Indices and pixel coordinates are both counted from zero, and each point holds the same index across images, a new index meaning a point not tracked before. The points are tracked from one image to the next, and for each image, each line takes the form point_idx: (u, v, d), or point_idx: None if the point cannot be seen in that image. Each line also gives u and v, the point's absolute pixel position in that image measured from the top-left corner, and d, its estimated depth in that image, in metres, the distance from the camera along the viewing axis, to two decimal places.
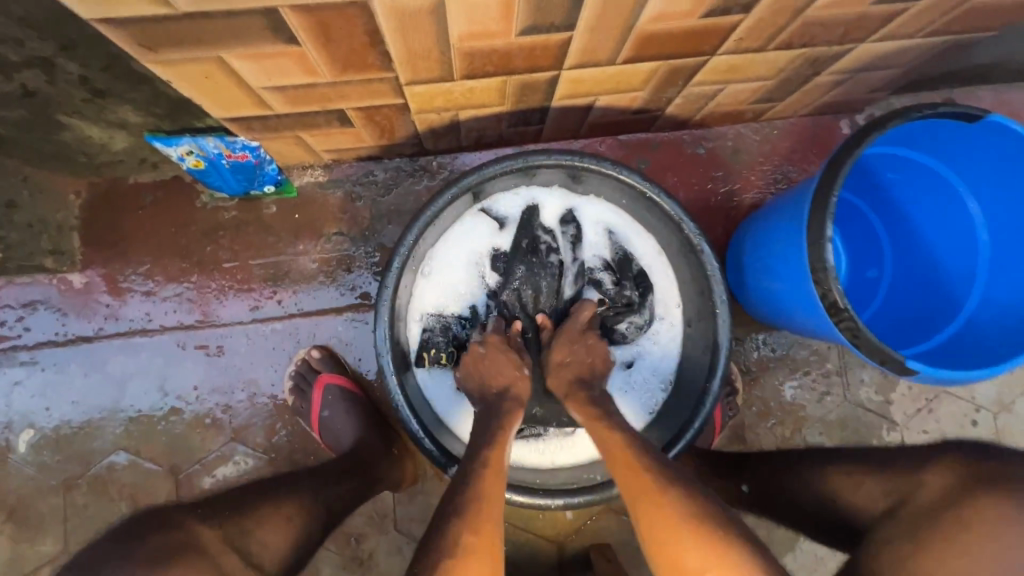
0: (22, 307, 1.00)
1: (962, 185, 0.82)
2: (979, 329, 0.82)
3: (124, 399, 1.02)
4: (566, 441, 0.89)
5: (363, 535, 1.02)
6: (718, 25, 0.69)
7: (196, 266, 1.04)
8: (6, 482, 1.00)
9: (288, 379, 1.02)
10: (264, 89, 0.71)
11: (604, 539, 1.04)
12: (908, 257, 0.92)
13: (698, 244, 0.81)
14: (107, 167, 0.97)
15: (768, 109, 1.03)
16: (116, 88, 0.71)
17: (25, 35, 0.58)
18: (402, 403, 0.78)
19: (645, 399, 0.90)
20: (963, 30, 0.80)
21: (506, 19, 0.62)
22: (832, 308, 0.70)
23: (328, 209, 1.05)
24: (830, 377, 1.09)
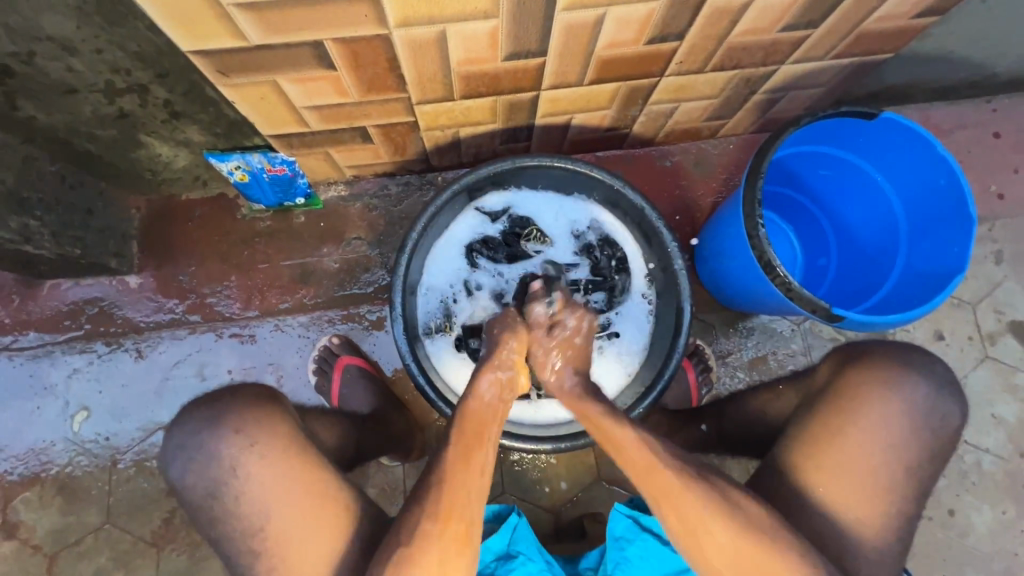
0: (85, 304, 1.16)
1: (878, 173, 0.96)
2: (902, 288, 0.97)
3: (168, 383, 1.16)
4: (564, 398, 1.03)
5: (375, 506, 1.13)
6: (660, 51, 0.89)
7: (234, 268, 1.20)
8: (60, 459, 1.12)
9: (312, 362, 1.15)
10: (305, 109, 0.91)
11: (595, 508, 1.14)
12: (846, 237, 1.07)
13: (658, 225, 0.97)
14: (166, 184, 1.15)
15: (721, 126, 1.21)
16: (190, 110, 0.90)
17: (134, 66, 0.78)
18: (414, 365, 0.92)
19: (623, 362, 1.05)
20: (864, 53, 0.98)
21: (493, 47, 0.81)
22: (768, 268, 0.85)
23: (349, 217, 1.23)
24: (796, 357, 1.22)
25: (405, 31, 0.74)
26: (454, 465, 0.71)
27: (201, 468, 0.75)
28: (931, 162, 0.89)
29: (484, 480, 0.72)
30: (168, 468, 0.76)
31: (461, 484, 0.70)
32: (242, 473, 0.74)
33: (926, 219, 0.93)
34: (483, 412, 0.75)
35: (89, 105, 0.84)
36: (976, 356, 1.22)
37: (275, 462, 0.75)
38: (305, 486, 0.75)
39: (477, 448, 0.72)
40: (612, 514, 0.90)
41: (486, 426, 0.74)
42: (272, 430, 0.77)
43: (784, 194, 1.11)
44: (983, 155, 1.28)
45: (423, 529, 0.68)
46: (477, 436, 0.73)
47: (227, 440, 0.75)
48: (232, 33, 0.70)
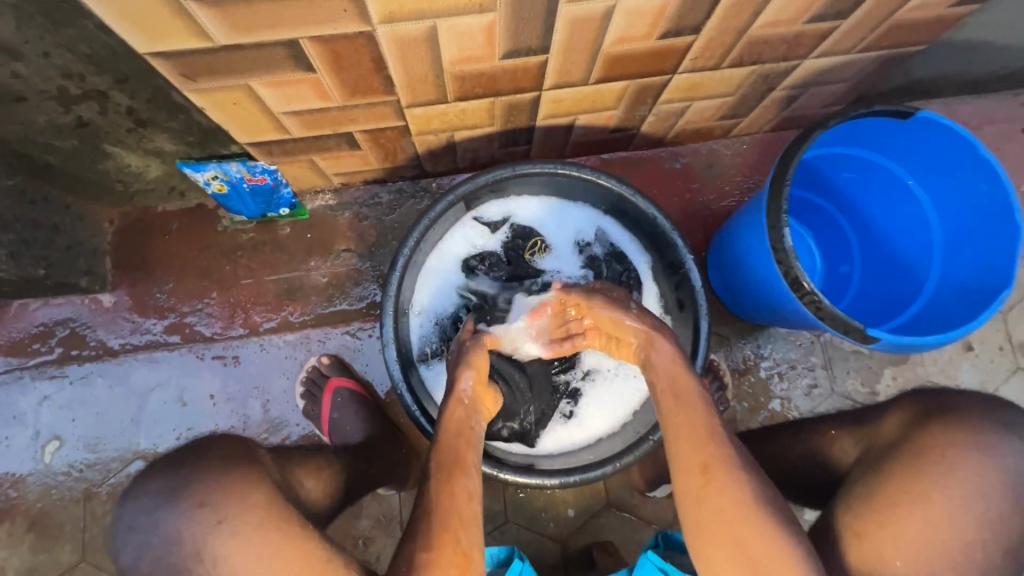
0: (55, 325, 1.08)
1: (910, 176, 0.89)
2: (937, 301, 0.89)
3: (146, 410, 1.08)
4: (577, 422, 0.95)
5: (370, 538, 1.05)
6: (674, 46, 0.80)
7: (216, 284, 1.12)
8: (30, 493, 1.05)
9: (300, 385, 1.08)
10: (284, 114, 0.82)
11: (605, 537, 1.07)
12: (873, 245, 0.99)
13: (671, 236, 0.90)
14: (139, 196, 1.07)
15: (735, 124, 1.13)
16: (157, 117, 0.82)
17: (88, 71, 0.69)
18: (407, 394, 0.86)
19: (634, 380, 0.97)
20: (894, 45, 0.90)
21: (489, 45, 0.73)
22: (796, 285, 0.78)
23: (337, 228, 1.14)
24: (816, 371, 1.14)
25: (390, 27, 0.66)
26: (440, 487, 0.69)
27: (161, 551, 0.64)
28: (971, 165, 0.81)
29: (475, 502, 0.69)
30: (119, 552, 0.65)
31: (452, 512, 0.67)
32: (208, 556, 0.63)
33: (963, 227, 0.85)
34: (456, 441, 0.73)
35: (43, 114, 0.76)
36: (1007, 367, 1.15)
37: (245, 541, 0.64)
38: (287, 566, 0.64)
39: (461, 475, 0.70)
40: (641, 563, 0.81)
41: (463, 454, 0.72)
42: (243, 501, 0.65)
43: (805, 198, 1.03)
44: (1012, 153, 1.20)
45: (421, 560, 0.64)
46: (459, 465, 0.71)
47: (190, 516, 0.64)
48: (194, 31, 0.62)
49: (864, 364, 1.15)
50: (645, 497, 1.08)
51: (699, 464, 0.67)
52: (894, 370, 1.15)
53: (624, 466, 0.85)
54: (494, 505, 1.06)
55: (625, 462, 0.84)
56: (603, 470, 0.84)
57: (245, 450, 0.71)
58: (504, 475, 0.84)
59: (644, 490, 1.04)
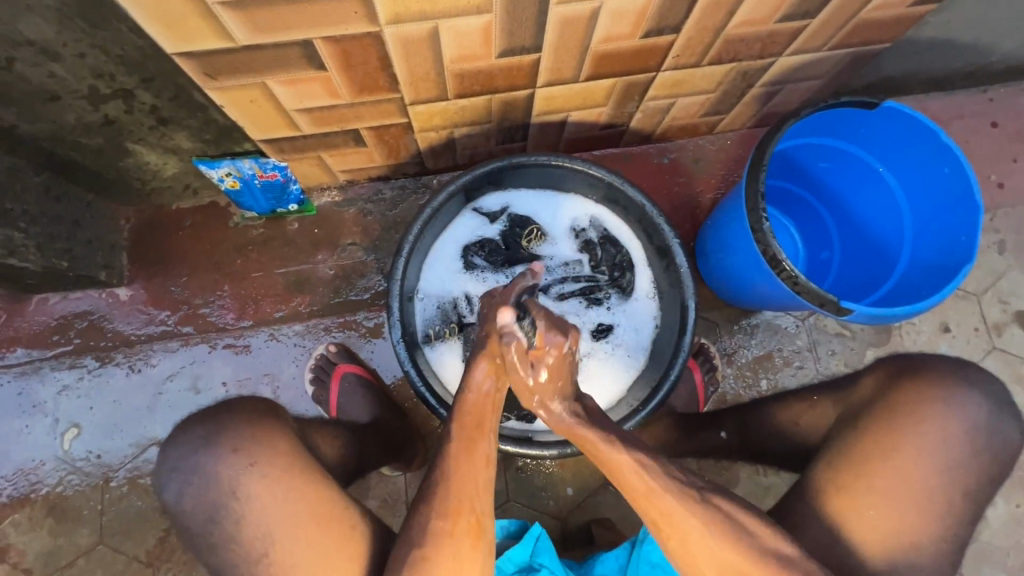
0: (74, 318, 1.14)
1: (880, 163, 0.95)
2: (909, 279, 0.95)
3: (161, 398, 1.13)
4: None
5: (377, 518, 1.10)
6: (657, 44, 0.87)
7: (227, 277, 1.17)
8: (50, 478, 1.09)
9: (308, 371, 1.12)
10: (296, 112, 0.89)
11: (603, 514, 1.11)
12: (850, 229, 1.05)
13: (658, 221, 0.95)
14: (155, 194, 1.13)
15: (719, 121, 1.20)
16: (177, 115, 0.88)
17: (118, 71, 0.76)
18: (414, 371, 0.90)
19: (630, 357, 1.02)
20: (861, 42, 0.97)
21: (486, 44, 0.79)
22: (774, 262, 0.84)
23: (343, 223, 1.20)
24: (801, 353, 1.20)
25: (396, 28, 0.73)
26: (457, 459, 0.69)
27: (201, 491, 0.71)
28: (934, 151, 0.87)
29: (490, 470, 0.69)
30: (163, 492, 0.72)
31: (470, 479, 0.68)
32: (242, 494, 0.70)
33: (930, 209, 0.92)
34: (481, 403, 0.71)
35: (73, 112, 0.82)
36: (983, 347, 1.20)
37: (276, 482, 0.70)
38: (310, 506, 0.70)
39: (480, 441, 0.69)
40: (648, 532, 0.84)
41: (485, 419, 0.71)
42: (272, 448, 0.72)
43: (786, 188, 1.09)
44: (981, 145, 1.27)
45: (435, 526, 0.66)
46: (479, 429, 0.70)
47: (225, 460, 0.71)
48: (218, 33, 0.68)
49: (847, 346, 1.20)
50: None
51: (641, 489, 0.68)
52: (875, 351, 1.20)
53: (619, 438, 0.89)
54: (496, 484, 1.10)
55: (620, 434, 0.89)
56: None
57: (272, 406, 0.80)
58: (505, 446, 0.88)
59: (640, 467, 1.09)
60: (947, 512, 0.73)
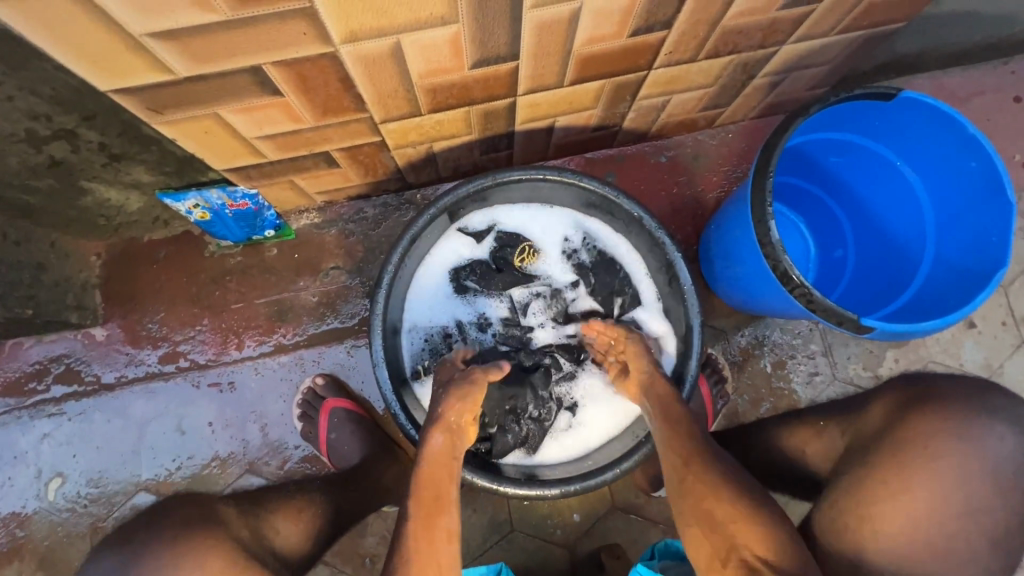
0: (49, 363, 1.08)
1: (897, 157, 0.87)
2: (933, 282, 0.87)
3: (146, 441, 1.08)
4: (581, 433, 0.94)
5: (377, 556, 1.06)
6: (648, 41, 0.79)
7: (206, 310, 1.12)
8: (37, 531, 1.05)
9: (296, 407, 1.07)
10: (257, 139, 0.81)
11: (612, 539, 1.06)
12: (866, 227, 0.97)
13: (657, 234, 0.88)
14: (124, 228, 1.06)
15: (718, 114, 1.11)
16: (130, 151, 0.81)
17: (53, 111, 0.69)
18: (401, 411, 0.85)
19: None
20: (873, 24, 0.88)
21: (457, 55, 0.72)
22: (785, 278, 0.76)
23: (325, 246, 1.14)
24: (816, 359, 1.13)
25: (353, 46, 0.65)
26: (418, 541, 0.67)
27: None
28: (958, 142, 0.79)
29: (452, 547, 0.68)
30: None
31: (430, 561, 0.67)
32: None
33: (953, 205, 0.84)
34: (438, 474, 0.72)
35: (15, 156, 0.75)
36: (1011, 342, 1.13)
37: None
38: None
39: (438, 515, 0.70)
40: None
41: (445, 491, 0.72)
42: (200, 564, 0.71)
43: (795, 185, 1.01)
44: (1006, 123, 1.18)
45: None
46: (436, 504, 0.70)
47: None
48: (153, 65, 0.61)
49: (865, 349, 1.13)
50: (651, 497, 1.07)
51: (674, 428, 0.77)
52: (896, 353, 1.13)
53: (626, 470, 0.83)
54: (499, 514, 1.05)
55: (625, 467, 0.83)
56: (602, 477, 0.83)
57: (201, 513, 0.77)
58: (501, 487, 0.82)
59: (649, 491, 1.03)
60: (984, 551, 0.66)
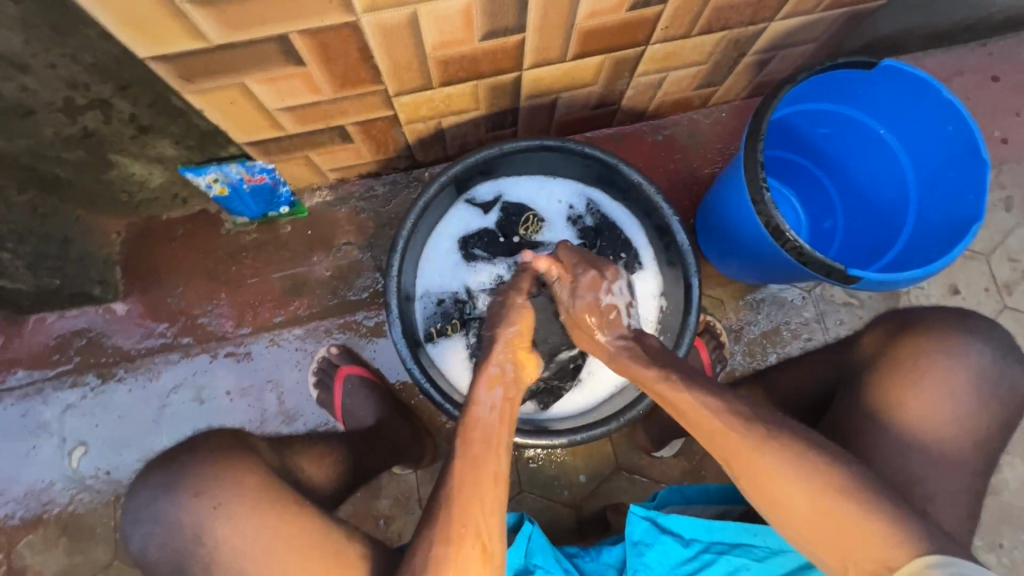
0: (72, 336, 1.12)
1: (880, 126, 0.93)
2: (916, 242, 0.93)
3: (166, 410, 1.12)
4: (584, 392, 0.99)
5: (390, 517, 1.09)
6: (645, 16, 0.84)
7: (223, 285, 1.16)
8: (60, 498, 1.09)
9: (311, 374, 1.11)
10: (278, 111, 0.86)
11: (617, 498, 1.10)
12: (853, 195, 1.03)
13: (656, 199, 0.93)
14: (145, 205, 1.10)
15: (712, 93, 1.17)
16: (158, 123, 0.85)
17: (91, 80, 0.73)
18: (416, 368, 0.89)
19: None
20: (855, 2, 0.94)
21: (468, 27, 0.77)
22: (777, 233, 0.81)
23: (337, 223, 1.18)
24: (810, 325, 1.18)
25: (374, 16, 0.70)
26: (469, 482, 0.66)
27: (164, 539, 0.72)
28: (936, 107, 0.85)
29: (499, 489, 0.67)
30: (131, 541, 0.73)
31: (475, 500, 0.65)
32: (240, 514, 0.71)
33: (932, 168, 0.90)
34: (492, 417, 0.71)
35: (51, 126, 0.80)
36: (994, 307, 1.18)
37: (238, 523, 0.70)
38: (285, 541, 0.70)
39: (488, 456, 0.68)
40: (628, 518, 0.84)
41: (496, 431, 0.70)
42: (236, 485, 0.72)
43: (786, 158, 1.06)
44: (984, 100, 1.24)
45: (438, 553, 0.63)
46: (488, 443, 0.69)
47: (188, 504, 0.71)
48: (189, 32, 0.66)
49: (855, 315, 1.18)
50: (653, 458, 1.11)
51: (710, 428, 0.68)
52: None
53: (628, 422, 0.88)
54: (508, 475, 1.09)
55: (628, 418, 0.87)
56: (607, 427, 0.87)
57: (240, 440, 0.78)
58: (512, 438, 0.87)
59: (651, 451, 1.08)
60: (967, 478, 0.71)
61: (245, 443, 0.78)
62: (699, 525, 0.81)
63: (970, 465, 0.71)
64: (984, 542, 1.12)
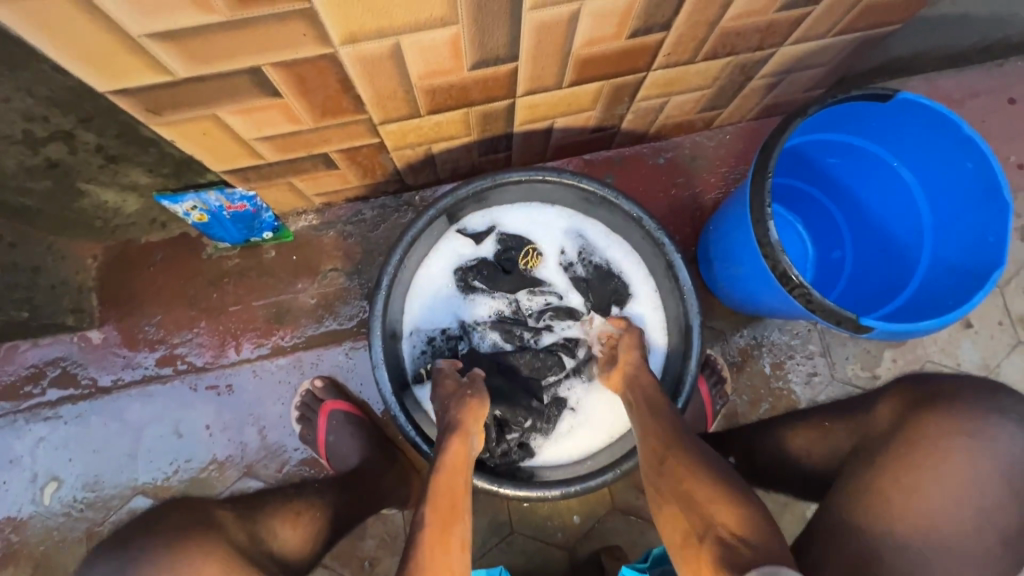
0: (45, 366, 1.08)
1: (894, 158, 0.88)
2: (930, 282, 0.87)
3: (143, 444, 1.07)
4: (578, 438, 0.94)
5: (376, 558, 1.05)
6: (646, 43, 0.79)
7: (204, 313, 1.11)
8: (32, 536, 1.04)
9: (295, 408, 1.07)
10: (256, 140, 0.81)
11: (612, 540, 1.06)
12: (863, 228, 0.98)
13: (657, 235, 0.89)
14: (121, 230, 1.05)
15: (715, 116, 1.12)
16: (127, 153, 0.81)
17: (50, 112, 0.68)
18: (400, 413, 0.85)
19: None
20: (869, 27, 0.89)
21: (456, 56, 0.72)
22: (784, 278, 0.76)
23: (323, 248, 1.13)
24: (815, 359, 1.13)
25: (353, 47, 0.65)
26: (432, 545, 0.62)
27: None
28: (954, 143, 0.79)
29: (465, 557, 0.64)
30: None
31: (444, 568, 0.61)
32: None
33: (948, 206, 0.85)
34: (450, 481, 0.69)
35: (11, 158, 0.75)
36: (1008, 341, 1.13)
37: None
38: None
39: (454, 523, 0.65)
40: None
41: (458, 497, 0.68)
42: (196, 572, 0.66)
43: (794, 186, 1.01)
44: (1000, 124, 1.19)
45: None
46: (450, 509, 0.66)
47: None
48: (152, 66, 0.61)
49: (863, 349, 1.13)
50: None
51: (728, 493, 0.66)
52: (893, 353, 1.13)
53: (624, 472, 0.83)
54: (499, 516, 1.05)
55: (625, 468, 0.83)
56: (601, 479, 0.83)
57: (203, 516, 0.73)
58: (503, 489, 0.82)
59: None
60: (987, 550, 0.66)
61: (216, 524, 0.74)
62: None
63: (989, 536, 0.67)
64: None
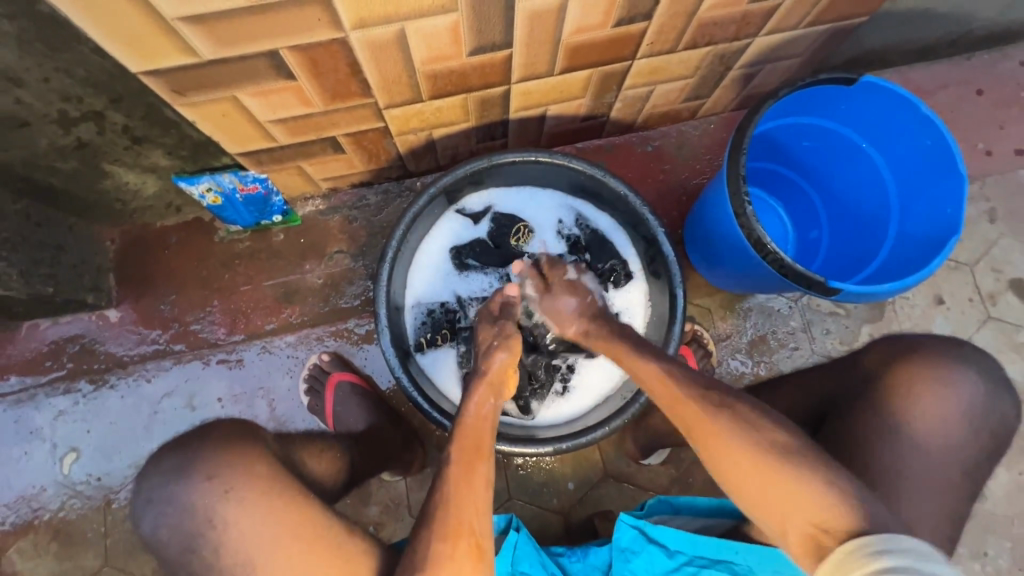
0: (65, 342, 1.13)
1: (863, 139, 0.94)
2: (897, 253, 0.94)
3: (157, 417, 1.13)
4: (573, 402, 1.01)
5: (380, 524, 1.10)
6: (631, 32, 0.86)
7: (216, 292, 1.17)
8: (51, 504, 1.09)
9: (302, 382, 1.12)
10: (270, 123, 0.88)
11: (605, 506, 1.11)
12: (837, 207, 1.05)
13: (643, 212, 0.94)
14: (139, 213, 1.11)
15: (699, 106, 1.19)
16: (151, 134, 0.87)
17: (85, 93, 0.75)
18: (404, 377, 0.90)
19: None
20: (837, 19, 0.96)
21: (456, 43, 0.78)
22: (759, 246, 0.83)
23: (329, 231, 1.20)
24: (796, 334, 1.19)
25: (363, 33, 0.72)
26: (457, 483, 0.68)
27: (176, 521, 0.72)
28: (914, 123, 0.86)
29: (489, 492, 0.69)
30: (140, 525, 0.73)
31: (468, 501, 0.67)
32: (219, 521, 0.71)
33: (912, 182, 0.92)
34: (476, 424, 0.75)
35: (45, 137, 0.81)
36: (978, 317, 1.20)
37: (250, 508, 0.71)
38: (293, 528, 0.71)
39: (478, 461, 0.70)
40: (618, 525, 0.85)
41: (483, 439, 0.73)
42: (247, 473, 0.73)
43: (772, 170, 1.08)
44: (969, 114, 1.26)
45: (436, 548, 0.64)
46: (476, 449, 0.72)
47: (200, 488, 0.72)
48: (181, 48, 0.68)
49: (841, 324, 1.20)
50: (641, 465, 1.12)
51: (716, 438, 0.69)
52: (870, 328, 1.20)
53: (614, 430, 0.89)
54: (497, 483, 1.10)
55: (615, 426, 0.88)
56: (592, 436, 0.88)
57: (250, 428, 0.80)
58: (501, 446, 0.88)
59: (639, 458, 1.09)
60: (943, 488, 0.72)
61: (257, 432, 0.80)
62: (683, 538, 0.82)
63: (945, 475, 0.73)
64: (969, 549, 1.13)
